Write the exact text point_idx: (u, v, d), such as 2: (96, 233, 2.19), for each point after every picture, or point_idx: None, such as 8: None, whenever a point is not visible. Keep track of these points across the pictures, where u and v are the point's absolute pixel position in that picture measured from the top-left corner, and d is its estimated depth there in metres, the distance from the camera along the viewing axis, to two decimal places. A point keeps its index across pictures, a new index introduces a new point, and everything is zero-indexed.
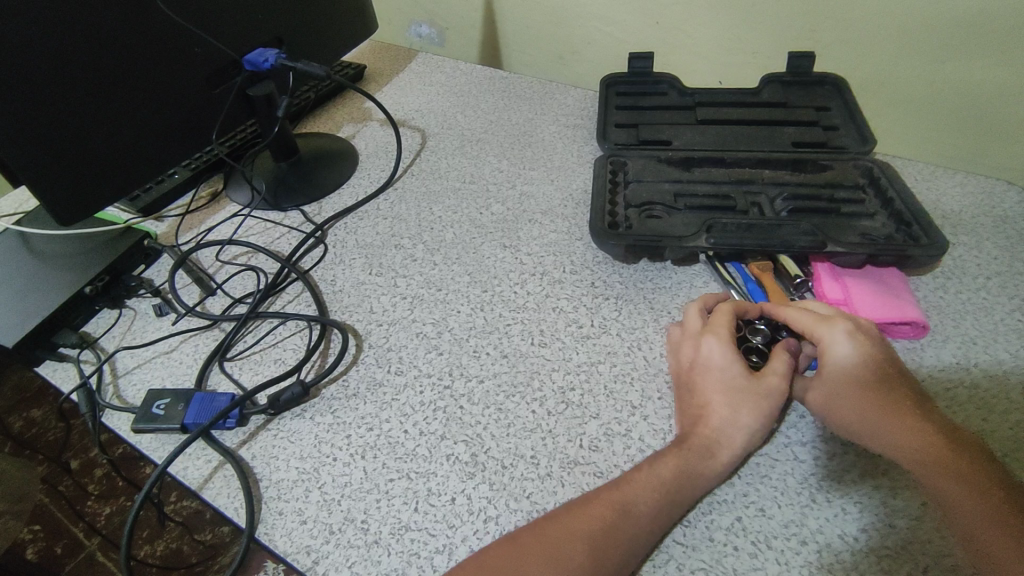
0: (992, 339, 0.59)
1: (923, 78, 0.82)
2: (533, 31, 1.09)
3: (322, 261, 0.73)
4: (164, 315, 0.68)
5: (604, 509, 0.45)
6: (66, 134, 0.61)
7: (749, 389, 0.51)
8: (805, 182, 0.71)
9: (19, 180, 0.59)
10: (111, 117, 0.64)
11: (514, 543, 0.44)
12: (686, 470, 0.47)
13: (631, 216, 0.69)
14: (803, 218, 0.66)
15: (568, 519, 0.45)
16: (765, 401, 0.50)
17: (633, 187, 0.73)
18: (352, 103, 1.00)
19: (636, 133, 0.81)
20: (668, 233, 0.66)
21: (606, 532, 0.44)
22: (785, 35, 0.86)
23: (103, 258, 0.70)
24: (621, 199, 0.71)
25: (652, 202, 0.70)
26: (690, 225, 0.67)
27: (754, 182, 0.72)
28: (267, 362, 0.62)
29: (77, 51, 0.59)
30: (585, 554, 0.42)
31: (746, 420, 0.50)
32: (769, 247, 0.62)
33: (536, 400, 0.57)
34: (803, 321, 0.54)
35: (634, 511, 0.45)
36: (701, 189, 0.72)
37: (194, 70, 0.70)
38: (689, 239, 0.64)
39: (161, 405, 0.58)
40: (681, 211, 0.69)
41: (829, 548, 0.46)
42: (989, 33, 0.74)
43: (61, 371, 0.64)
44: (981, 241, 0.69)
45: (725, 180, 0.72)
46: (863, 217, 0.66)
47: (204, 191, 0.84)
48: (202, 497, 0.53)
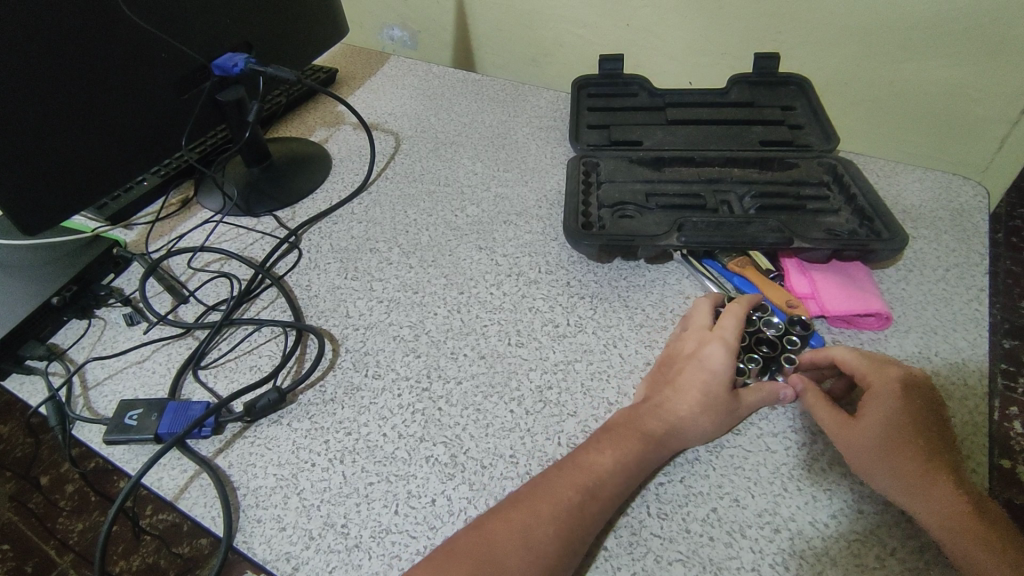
0: (951, 328, 0.61)
1: (884, 78, 0.84)
2: (505, 33, 1.10)
3: (297, 266, 0.73)
4: (136, 324, 0.67)
5: (571, 493, 0.46)
6: (28, 141, 0.59)
7: (724, 399, 0.52)
8: (772, 180, 0.73)
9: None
10: (75, 124, 0.63)
11: (481, 530, 0.44)
12: (640, 458, 0.49)
13: (605, 216, 0.70)
14: (771, 215, 0.67)
15: (533, 505, 0.45)
16: (728, 413, 0.52)
17: (606, 187, 0.74)
18: (324, 107, 0.99)
19: (606, 135, 0.83)
20: (641, 232, 0.67)
21: (571, 512, 0.45)
22: (751, 37, 0.88)
23: (71, 268, 0.68)
24: (593, 199, 0.72)
25: (625, 201, 0.71)
26: (662, 223, 0.68)
27: (723, 180, 0.73)
28: (242, 369, 0.62)
29: (38, 58, 0.58)
30: (552, 536, 0.43)
31: (705, 422, 0.51)
32: (738, 243, 0.63)
33: (513, 400, 0.58)
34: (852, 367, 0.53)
35: (599, 494, 0.46)
36: (672, 188, 0.73)
37: (160, 76, 0.69)
38: (662, 237, 0.65)
39: (134, 415, 0.57)
40: (652, 210, 0.70)
41: (801, 535, 0.47)
42: (945, 34, 0.77)
43: (29, 384, 0.62)
44: (940, 234, 0.71)
45: (694, 179, 0.74)
46: (829, 213, 0.68)
47: (175, 197, 0.83)
48: (179, 508, 0.52)
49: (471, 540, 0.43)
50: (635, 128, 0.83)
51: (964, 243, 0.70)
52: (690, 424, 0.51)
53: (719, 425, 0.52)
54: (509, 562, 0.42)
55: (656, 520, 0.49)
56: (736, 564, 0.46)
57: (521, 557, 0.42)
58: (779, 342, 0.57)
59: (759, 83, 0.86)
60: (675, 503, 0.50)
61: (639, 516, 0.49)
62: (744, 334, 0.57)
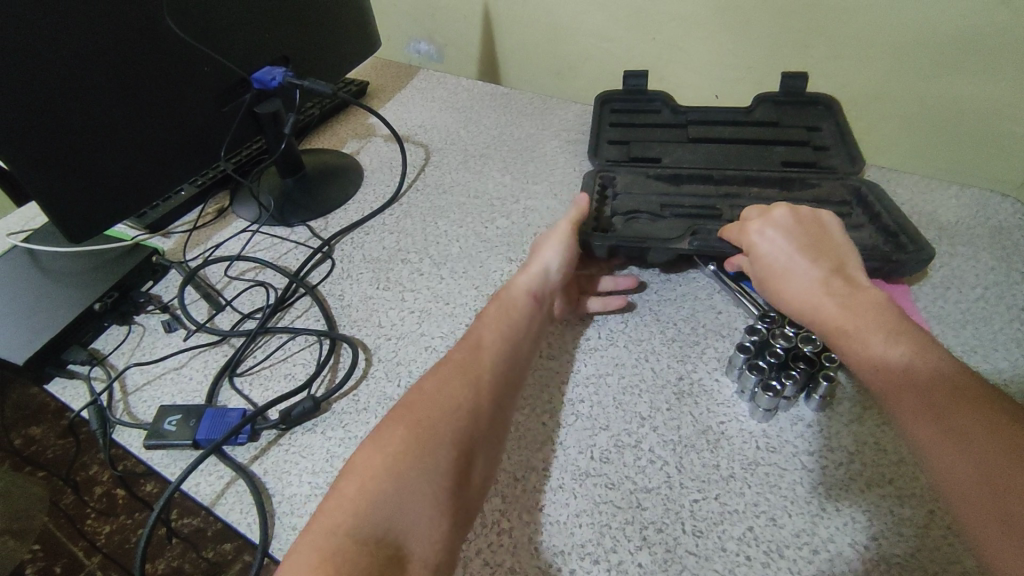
0: (992, 348, 0.60)
1: (917, 96, 0.82)
2: (532, 47, 1.11)
3: (330, 276, 0.74)
4: (174, 330, 0.68)
5: (458, 352, 0.50)
6: (70, 152, 0.61)
7: (544, 239, 0.64)
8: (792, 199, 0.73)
9: (27, 187, 0.59)
10: (115, 137, 0.64)
11: (403, 408, 0.46)
12: (518, 314, 0.56)
13: (617, 223, 0.70)
14: None
15: (436, 372, 0.49)
16: (554, 240, 0.63)
17: (621, 198, 0.74)
18: (356, 119, 1.01)
19: (626, 149, 0.83)
20: (653, 237, 0.67)
21: (465, 365, 0.49)
22: (781, 52, 0.88)
23: (113, 275, 0.70)
24: (608, 210, 0.73)
25: (639, 211, 0.72)
26: (675, 232, 0.69)
27: (740, 196, 0.73)
28: (277, 377, 0.63)
29: (80, 71, 0.59)
30: (459, 385, 0.47)
31: (547, 255, 0.61)
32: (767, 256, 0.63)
33: (546, 412, 0.58)
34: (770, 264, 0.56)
35: (483, 351, 0.51)
36: (687, 202, 0.73)
37: (203, 89, 0.71)
38: (673, 242, 0.66)
39: (172, 420, 0.58)
40: (665, 218, 0.71)
41: (840, 557, 0.46)
42: (982, 51, 0.75)
43: (71, 389, 0.64)
44: (979, 251, 0.70)
45: (711, 195, 0.74)
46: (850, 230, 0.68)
47: (212, 206, 0.85)
48: (215, 514, 0.53)
49: (401, 421, 0.44)
50: (654, 144, 0.83)
51: (1004, 263, 0.69)
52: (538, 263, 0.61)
53: (559, 249, 0.62)
54: (434, 416, 0.44)
55: (691, 537, 0.48)
56: None
57: (443, 412, 0.45)
58: (816, 359, 0.56)
59: (788, 101, 0.87)
60: (711, 520, 0.49)
61: (674, 533, 0.49)
62: (780, 351, 0.56)
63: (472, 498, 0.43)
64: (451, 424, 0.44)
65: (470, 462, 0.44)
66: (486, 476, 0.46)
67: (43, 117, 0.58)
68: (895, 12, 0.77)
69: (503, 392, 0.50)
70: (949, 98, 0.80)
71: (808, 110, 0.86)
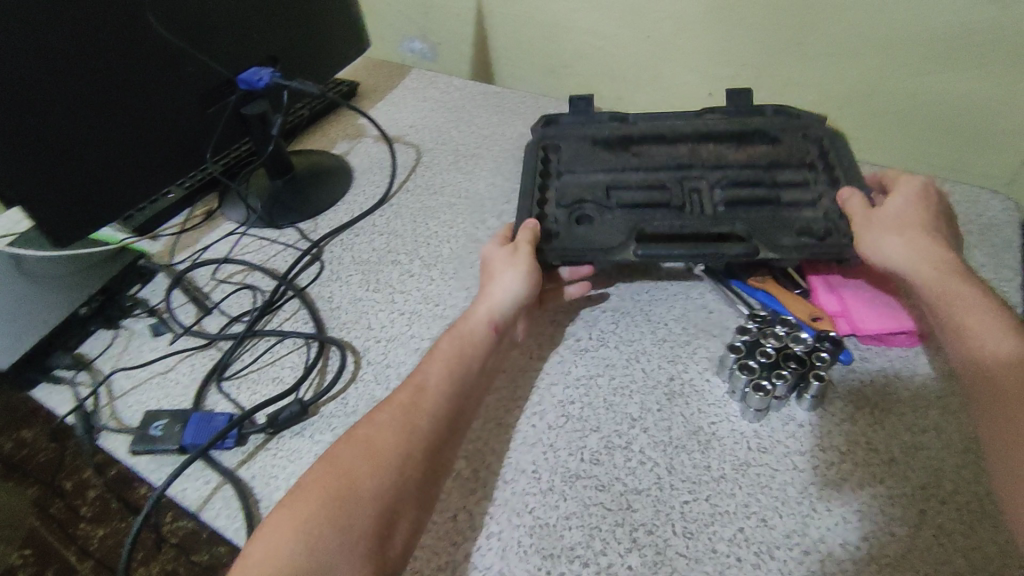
0: None
1: (908, 92, 0.82)
2: (524, 45, 1.10)
3: (319, 278, 0.73)
4: (161, 334, 0.68)
5: (401, 396, 0.50)
6: (50, 154, 0.60)
7: (501, 259, 0.59)
8: (746, 164, 0.68)
9: (4, 195, 0.58)
10: (96, 139, 0.64)
11: (332, 460, 0.46)
12: (470, 358, 0.54)
13: (560, 219, 0.65)
14: (740, 218, 0.63)
15: (375, 418, 0.48)
16: (511, 263, 0.58)
17: (565, 178, 0.70)
18: (347, 120, 1.00)
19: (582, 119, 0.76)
20: (596, 242, 0.62)
21: (404, 410, 0.49)
22: (772, 50, 0.87)
23: (99, 278, 0.69)
24: (551, 196, 0.68)
25: (583, 201, 0.66)
26: (620, 231, 0.63)
27: (693, 170, 0.68)
28: (265, 381, 0.62)
29: (59, 72, 0.58)
30: (392, 434, 0.47)
31: (506, 280, 0.57)
32: (720, 253, 0.59)
33: (536, 414, 0.57)
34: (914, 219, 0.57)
35: (426, 393, 0.50)
36: (636, 180, 0.68)
37: (190, 91, 0.70)
38: (618, 250, 0.61)
39: (159, 426, 0.58)
40: (611, 209, 0.65)
41: (831, 557, 0.46)
42: (975, 48, 0.74)
43: (56, 394, 0.63)
44: (971, 248, 0.70)
45: (661, 168, 0.69)
46: (805, 208, 0.63)
47: (200, 209, 0.84)
48: (201, 519, 0.53)
49: (326, 477, 0.44)
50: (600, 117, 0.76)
51: (995, 260, 0.68)
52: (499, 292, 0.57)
53: (519, 273, 0.57)
54: (356, 474, 0.44)
55: (681, 539, 0.48)
56: None
57: (367, 466, 0.45)
58: (807, 358, 0.55)
59: None
60: (701, 522, 0.49)
61: (664, 534, 0.48)
62: (771, 351, 0.56)
63: (394, 561, 0.43)
64: (371, 481, 0.44)
65: (392, 526, 0.43)
66: (417, 533, 0.45)
67: (20, 119, 0.57)
68: (887, 9, 0.76)
69: (443, 442, 0.48)
70: (939, 96, 0.80)
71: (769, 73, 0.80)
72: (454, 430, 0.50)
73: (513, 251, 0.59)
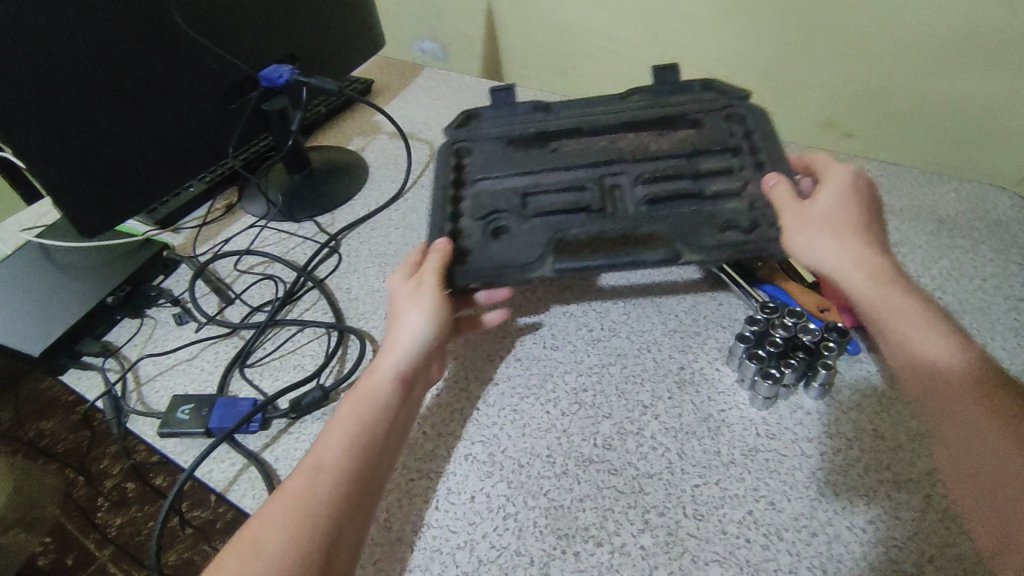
0: (989, 339, 0.61)
1: (915, 93, 0.82)
2: (535, 44, 1.12)
3: (337, 270, 0.75)
4: (185, 323, 0.70)
5: (293, 481, 0.43)
6: (79, 148, 0.62)
7: (408, 294, 0.52)
8: (670, 155, 0.61)
9: (38, 182, 0.61)
10: (122, 133, 0.66)
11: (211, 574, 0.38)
12: (371, 420, 0.47)
13: (475, 234, 0.58)
14: (665, 215, 0.57)
15: (264, 513, 0.41)
16: (420, 298, 0.52)
17: (480, 185, 0.62)
18: (362, 116, 1.02)
19: (507, 111, 0.68)
20: (512, 258, 0.55)
21: (297, 500, 0.41)
22: (780, 51, 0.88)
23: (125, 269, 0.71)
24: (465, 208, 0.61)
25: (498, 210, 0.59)
26: (536, 243, 0.56)
27: (614, 162, 0.62)
28: (287, 368, 0.64)
29: (88, 68, 0.61)
30: (282, 532, 0.40)
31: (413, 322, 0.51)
32: (636, 261, 0.53)
33: (550, 401, 0.59)
34: (847, 214, 0.51)
35: (325, 474, 0.43)
36: (552, 180, 0.62)
37: (212, 87, 0.73)
38: (534, 265, 0.54)
39: (185, 410, 0.60)
40: (530, 218, 0.58)
41: (838, 540, 0.48)
42: (983, 50, 0.75)
43: (86, 379, 0.66)
44: (977, 244, 0.71)
45: (578, 163, 0.62)
46: (736, 197, 0.57)
47: (220, 202, 0.86)
48: (228, 499, 0.55)
49: None
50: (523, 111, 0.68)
51: (1001, 255, 0.70)
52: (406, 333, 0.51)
53: (427, 312, 0.52)
54: None
55: (692, 520, 0.49)
56: (772, 566, 0.47)
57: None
58: (814, 348, 0.56)
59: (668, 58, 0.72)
60: (711, 504, 0.50)
61: (675, 516, 0.50)
62: (780, 341, 0.56)
63: None
64: None
65: None
66: None
67: (50, 113, 0.59)
68: (894, 9, 0.77)
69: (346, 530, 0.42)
70: (946, 98, 0.80)
71: None
72: (360, 513, 0.43)
73: (419, 280, 0.52)
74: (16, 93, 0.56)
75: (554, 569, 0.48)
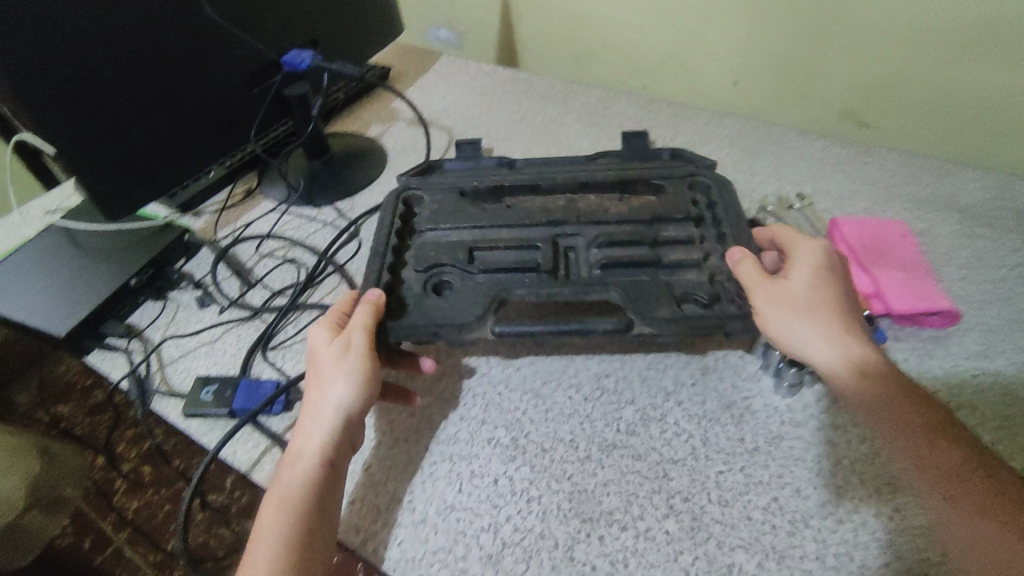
0: (1018, 328, 0.60)
1: (941, 84, 0.79)
2: (551, 32, 1.11)
3: (357, 255, 0.75)
4: (206, 306, 0.70)
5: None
6: (101, 128, 0.62)
7: (332, 361, 0.51)
8: (628, 220, 0.61)
9: (59, 160, 0.61)
10: (144, 114, 0.66)
11: None
12: (305, 500, 0.47)
13: (417, 289, 0.57)
14: (614, 281, 0.56)
15: None
16: (345, 367, 0.50)
17: (426, 237, 0.62)
18: (380, 102, 1.02)
19: (470, 165, 0.69)
20: (451, 317, 0.54)
21: None
22: (798, 40, 0.86)
23: (147, 252, 0.72)
24: (409, 258, 0.60)
25: (443, 264, 0.59)
26: (477, 302, 0.55)
27: (567, 225, 0.62)
28: (309, 351, 0.64)
29: (111, 49, 0.60)
30: None
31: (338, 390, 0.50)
32: (586, 328, 0.53)
33: (572, 386, 0.59)
34: (820, 296, 0.52)
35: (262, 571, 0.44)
36: (502, 238, 0.61)
37: (236, 72, 0.73)
38: (473, 327, 0.54)
39: (209, 391, 0.60)
40: (474, 275, 0.57)
41: (865, 527, 0.47)
42: (999, 42, 0.73)
43: (110, 360, 0.66)
44: (1004, 234, 0.70)
45: (531, 223, 0.62)
46: (689, 266, 0.57)
47: (240, 187, 0.86)
48: (253, 480, 0.55)
49: None
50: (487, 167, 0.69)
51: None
52: (328, 404, 0.50)
53: (352, 378, 0.50)
54: None
55: (717, 506, 0.49)
56: (799, 553, 0.46)
57: None
58: None
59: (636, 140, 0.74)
60: (736, 491, 0.50)
61: (700, 502, 0.50)
62: None
63: None
64: None
65: None
66: None
67: (73, 93, 0.59)
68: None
69: None
70: (973, 88, 0.78)
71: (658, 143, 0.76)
72: None
73: (344, 344, 0.51)
74: (38, 72, 0.56)
75: (578, 553, 0.48)
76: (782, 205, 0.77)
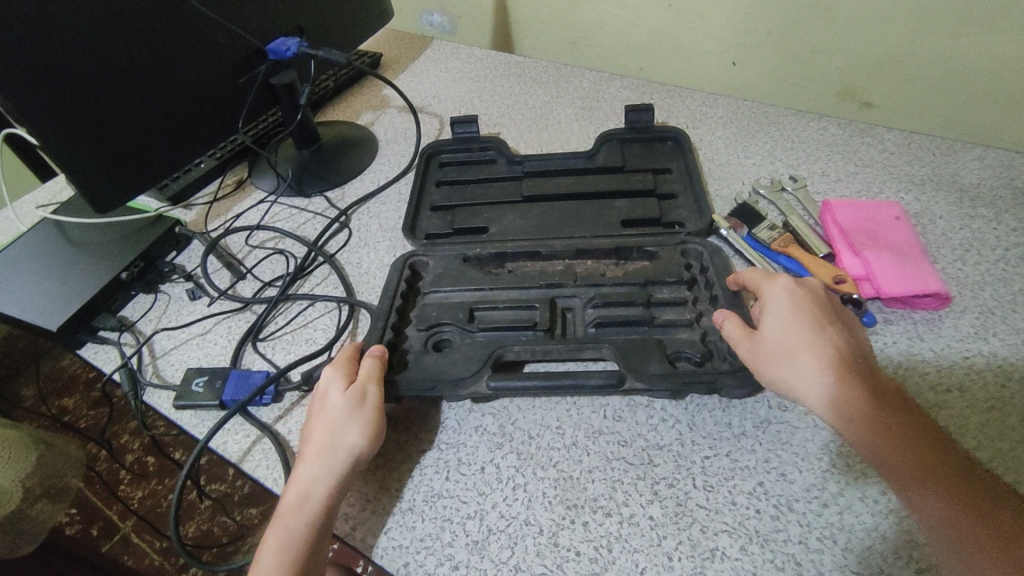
0: (1011, 309, 0.59)
1: (940, 58, 0.78)
2: (545, 15, 1.09)
3: (347, 245, 0.75)
4: (198, 298, 0.71)
5: None
6: (85, 119, 0.62)
7: (343, 411, 0.50)
8: (623, 281, 0.62)
9: (45, 153, 0.60)
10: (127, 104, 0.65)
11: None
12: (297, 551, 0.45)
13: (416, 347, 0.59)
14: (607, 338, 0.57)
15: None
16: (354, 417, 0.50)
17: (429, 298, 0.64)
18: (371, 90, 1.01)
19: (464, 148, 0.83)
20: (446, 372, 0.56)
21: None
22: (794, 18, 0.84)
23: (138, 245, 0.72)
24: (413, 317, 0.62)
25: (443, 321, 0.60)
26: (473, 358, 0.57)
27: (566, 287, 0.62)
28: (299, 341, 0.65)
29: (92, 38, 0.60)
30: None
31: (348, 440, 0.49)
32: (578, 384, 0.53)
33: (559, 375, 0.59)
34: (813, 341, 0.47)
35: None
36: (506, 298, 0.62)
37: (221, 62, 0.72)
38: (467, 381, 0.55)
39: (200, 382, 0.60)
40: (473, 333, 0.59)
41: (850, 510, 0.47)
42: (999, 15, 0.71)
43: (103, 353, 0.66)
44: (1001, 213, 0.69)
45: (532, 284, 0.63)
46: (680, 326, 0.58)
47: (230, 178, 0.87)
48: (243, 469, 0.55)
49: None
50: (477, 158, 0.81)
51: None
52: (337, 451, 0.49)
53: (361, 429, 0.50)
54: None
55: (703, 492, 0.49)
56: (783, 537, 0.46)
57: None
58: None
59: (631, 133, 0.81)
60: (722, 475, 0.50)
61: (685, 487, 0.50)
62: None
63: None
64: None
65: None
66: None
67: (54, 83, 0.58)
68: None
69: None
70: (974, 61, 0.76)
71: (657, 146, 0.80)
72: None
73: (358, 397, 0.51)
74: (20, 61, 0.55)
75: (562, 539, 0.48)
76: (775, 188, 0.74)
